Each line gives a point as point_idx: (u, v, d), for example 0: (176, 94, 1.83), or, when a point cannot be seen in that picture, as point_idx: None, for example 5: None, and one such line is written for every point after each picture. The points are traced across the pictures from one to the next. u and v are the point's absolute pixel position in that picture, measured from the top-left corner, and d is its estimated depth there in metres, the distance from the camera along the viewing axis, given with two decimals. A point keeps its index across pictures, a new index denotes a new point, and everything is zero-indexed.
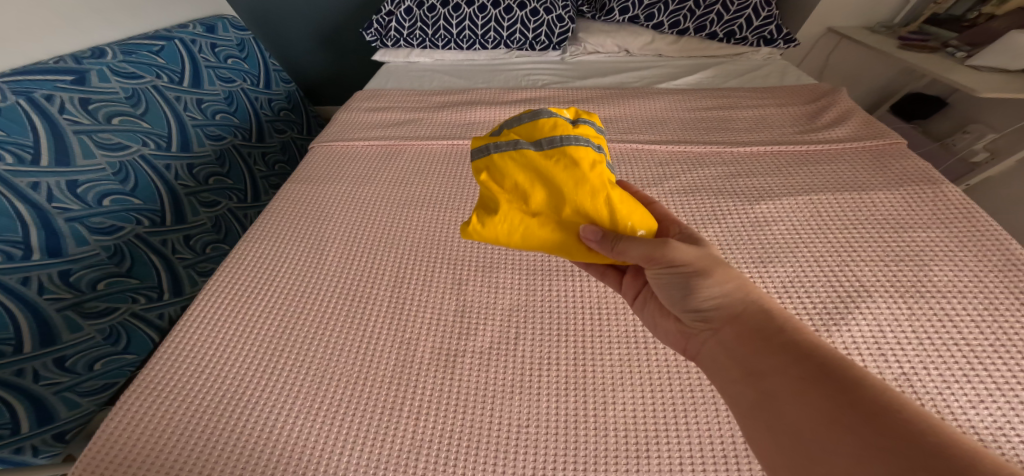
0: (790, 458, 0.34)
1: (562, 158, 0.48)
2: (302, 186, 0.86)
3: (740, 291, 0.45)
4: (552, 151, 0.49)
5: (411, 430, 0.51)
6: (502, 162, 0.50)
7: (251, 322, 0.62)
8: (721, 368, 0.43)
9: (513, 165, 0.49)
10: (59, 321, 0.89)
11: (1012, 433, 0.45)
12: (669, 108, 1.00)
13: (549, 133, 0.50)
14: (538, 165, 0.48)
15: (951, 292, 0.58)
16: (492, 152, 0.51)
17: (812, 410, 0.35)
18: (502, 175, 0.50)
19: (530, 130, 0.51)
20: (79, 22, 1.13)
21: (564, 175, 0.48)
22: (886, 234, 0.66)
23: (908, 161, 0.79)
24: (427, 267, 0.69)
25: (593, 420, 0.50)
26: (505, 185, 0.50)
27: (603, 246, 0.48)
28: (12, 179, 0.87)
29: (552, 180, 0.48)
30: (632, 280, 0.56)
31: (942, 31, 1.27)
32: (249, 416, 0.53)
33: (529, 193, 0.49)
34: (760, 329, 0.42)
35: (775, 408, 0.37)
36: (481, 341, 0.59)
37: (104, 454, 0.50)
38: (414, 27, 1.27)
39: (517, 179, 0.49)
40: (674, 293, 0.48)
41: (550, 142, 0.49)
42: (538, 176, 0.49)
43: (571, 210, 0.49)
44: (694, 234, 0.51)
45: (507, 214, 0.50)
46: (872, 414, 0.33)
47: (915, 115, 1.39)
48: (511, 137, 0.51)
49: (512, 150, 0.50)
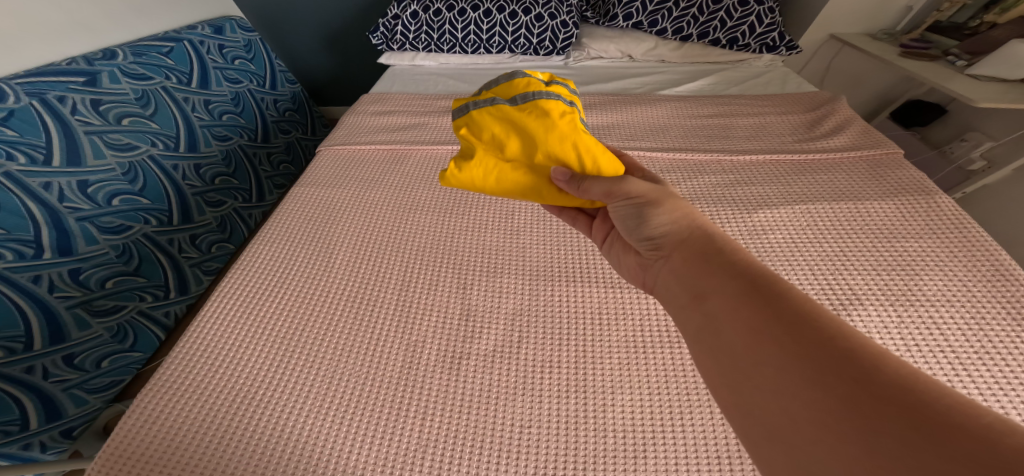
0: (727, 374, 0.36)
1: (533, 108, 0.51)
2: (309, 188, 0.87)
3: (687, 219, 0.48)
4: (525, 102, 0.52)
5: (417, 432, 0.52)
6: (481, 113, 0.53)
7: (260, 323, 0.64)
8: (672, 295, 0.45)
9: (491, 115, 0.52)
10: (68, 319, 0.91)
11: None
12: (671, 115, 1.01)
13: (524, 89, 0.54)
14: (512, 114, 0.52)
15: (941, 302, 0.59)
16: (471, 109, 0.54)
17: (746, 330, 0.37)
18: (480, 123, 0.53)
19: (507, 87, 0.54)
20: (90, 23, 1.15)
21: (536, 122, 0.51)
22: (878, 243, 0.68)
23: (903, 172, 0.80)
24: (431, 271, 0.70)
25: (593, 422, 0.52)
26: (482, 133, 0.53)
27: (570, 187, 0.51)
28: (25, 179, 0.89)
29: (524, 127, 0.51)
30: (601, 223, 0.59)
31: (943, 39, 1.28)
32: (260, 417, 0.54)
33: (504, 142, 0.52)
34: (702, 252, 0.44)
35: (716, 330, 0.39)
36: (485, 344, 0.60)
37: (119, 451, 0.52)
38: (420, 31, 1.28)
39: (493, 126, 0.52)
40: (630, 224, 0.50)
41: (524, 94, 0.52)
42: (513, 124, 0.52)
43: (543, 154, 0.51)
44: (655, 177, 0.54)
45: (483, 160, 0.54)
46: (795, 325, 0.35)
47: (914, 122, 1.40)
48: (490, 94, 0.55)
49: (490, 103, 0.53)
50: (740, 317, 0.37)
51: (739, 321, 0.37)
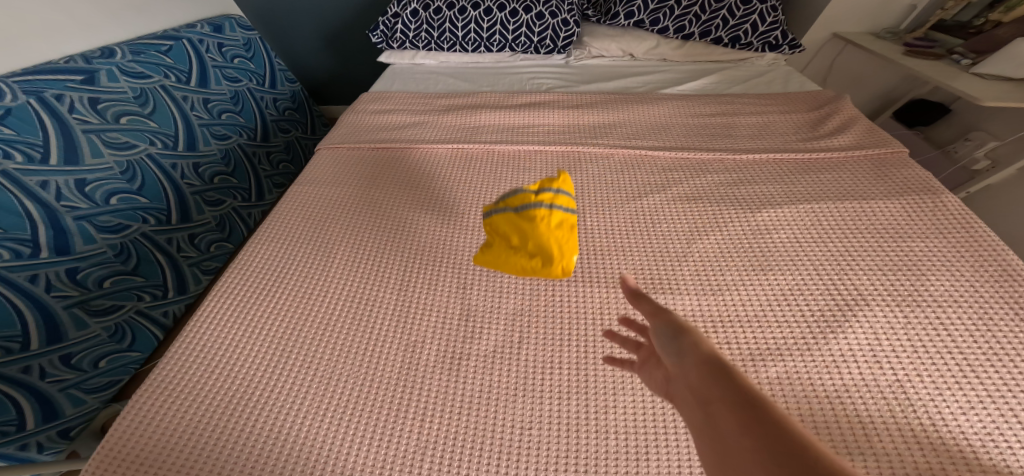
0: None
1: (528, 209, 0.59)
2: (307, 187, 0.86)
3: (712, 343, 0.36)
4: (522, 203, 0.59)
5: (417, 433, 0.51)
6: (492, 215, 0.63)
7: (257, 323, 0.63)
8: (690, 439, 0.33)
9: (498, 216, 0.62)
10: (66, 318, 0.90)
11: (1000, 440, 0.46)
12: (673, 114, 1.00)
13: (524, 188, 0.60)
14: (513, 215, 0.60)
15: (948, 302, 0.58)
16: (490, 212, 0.64)
17: (715, 405, 0.32)
18: (494, 223, 0.63)
19: (511, 188, 0.62)
20: (88, 21, 1.14)
21: (531, 222, 0.58)
22: (884, 243, 0.67)
23: (908, 171, 0.79)
24: (430, 271, 0.69)
25: (594, 423, 0.51)
26: (495, 231, 0.64)
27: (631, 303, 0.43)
28: (22, 178, 0.88)
29: (523, 226, 0.60)
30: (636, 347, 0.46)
31: (948, 38, 1.28)
32: (257, 418, 0.53)
33: (511, 241, 0.62)
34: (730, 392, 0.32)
35: (695, 408, 0.34)
36: (485, 344, 0.60)
37: (114, 452, 0.51)
38: (420, 29, 1.28)
39: (501, 225, 0.62)
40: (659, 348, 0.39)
41: (521, 196, 0.60)
42: (515, 224, 0.60)
43: (537, 251, 0.60)
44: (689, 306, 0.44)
45: (497, 252, 0.64)
46: None
47: (917, 122, 1.39)
48: (499, 194, 0.64)
49: (498, 205, 0.63)
50: (712, 395, 0.32)
51: (709, 399, 0.32)
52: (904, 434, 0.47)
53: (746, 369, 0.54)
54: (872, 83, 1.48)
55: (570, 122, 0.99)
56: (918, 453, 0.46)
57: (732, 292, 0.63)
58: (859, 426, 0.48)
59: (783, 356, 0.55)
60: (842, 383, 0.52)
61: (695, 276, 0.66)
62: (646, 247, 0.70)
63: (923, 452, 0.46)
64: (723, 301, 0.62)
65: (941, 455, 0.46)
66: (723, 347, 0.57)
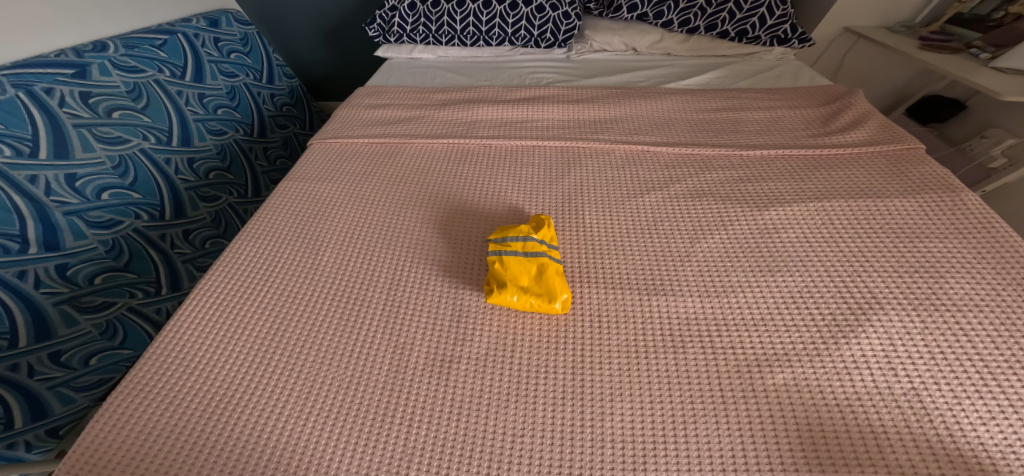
0: None
1: (537, 250, 0.60)
2: (300, 182, 0.84)
3: None
4: (530, 245, 0.60)
5: (400, 439, 0.49)
6: (495, 257, 0.60)
7: (239, 322, 0.60)
8: None
9: (505, 257, 0.59)
10: (54, 315, 0.87)
11: (1020, 449, 0.43)
12: (677, 108, 0.97)
13: (523, 231, 0.62)
14: (522, 256, 0.59)
15: (968, 306, 0.55)
16: (502, 246, 0.61)
17: None
18: (496, 266, 0.60)
19: (509, 231, 0.62)
20: (78, 16, 1.13)
21: (540, 263, 0.59)
22: (900, 244, 0.63)
23: (925, 167, 0.75)
24: (420, 271, 0.67)
25: (589, 432, 0.48)
26: (499, 273, 0.59)
27: None
28: (10, 173, 0.89)
29: (531, 268, 0.59)
30: None
31: (964, 32, 1.22)
32: (237, 420, 0.51)
33: (514, 277, 0.59)
34: None
35: None
36: (475, 347, 0.57)
37: (85, 455, 0.49)
38: (417, 23, 1.24)
39: (509, 266, 0.59)
40: None
41: (527, 238, 0.61)
42: (525, 265, 0.59)
43: (536, 289, 0.58)
44: None
45: (496, 283, 0.60)
46: None
47: (932, 119, 1.34)
48: (497, 238, 0.62)
49: (500, 248, 0.61)
50: None
51: None
52: (919, 446, 0.44)
53: (751, 374, 0.51)
54: (884, 78, 1.43)
55: (569, 116, 0.96)
56: (932, 465, 0.43)
57: (738, 293, 0.60)
58: (870, 436, 0.45)
59: (791, 360, 0.52)
60: (853, 391, 0.49)
61: (699, 276, 0.62)
62: (647, 245, 0.67)
63: (939, 463, 0.43)
64: (728, 303, 0.59)
65: (953, 465, 0.43)
66: (728, 351, 0.54)
